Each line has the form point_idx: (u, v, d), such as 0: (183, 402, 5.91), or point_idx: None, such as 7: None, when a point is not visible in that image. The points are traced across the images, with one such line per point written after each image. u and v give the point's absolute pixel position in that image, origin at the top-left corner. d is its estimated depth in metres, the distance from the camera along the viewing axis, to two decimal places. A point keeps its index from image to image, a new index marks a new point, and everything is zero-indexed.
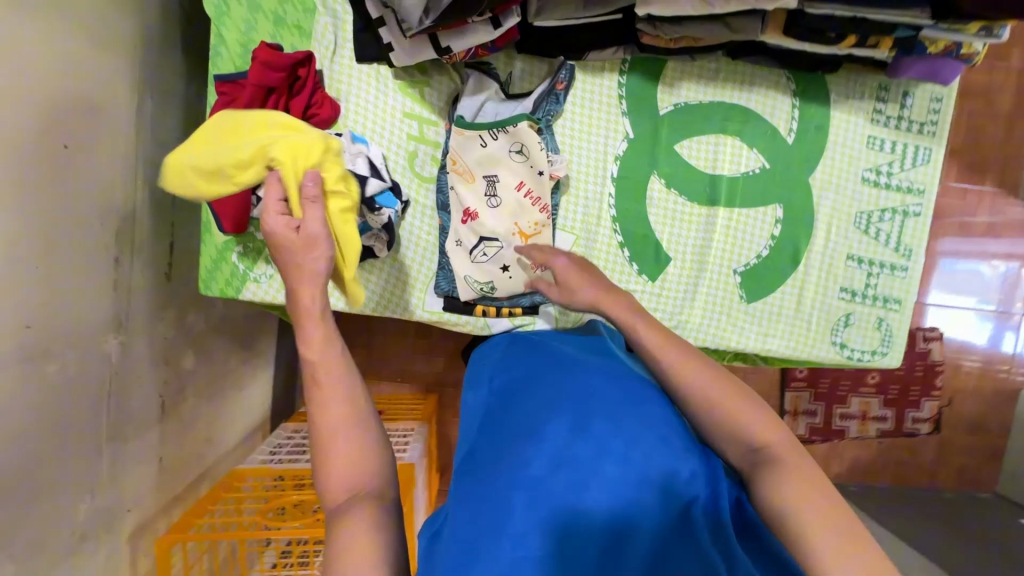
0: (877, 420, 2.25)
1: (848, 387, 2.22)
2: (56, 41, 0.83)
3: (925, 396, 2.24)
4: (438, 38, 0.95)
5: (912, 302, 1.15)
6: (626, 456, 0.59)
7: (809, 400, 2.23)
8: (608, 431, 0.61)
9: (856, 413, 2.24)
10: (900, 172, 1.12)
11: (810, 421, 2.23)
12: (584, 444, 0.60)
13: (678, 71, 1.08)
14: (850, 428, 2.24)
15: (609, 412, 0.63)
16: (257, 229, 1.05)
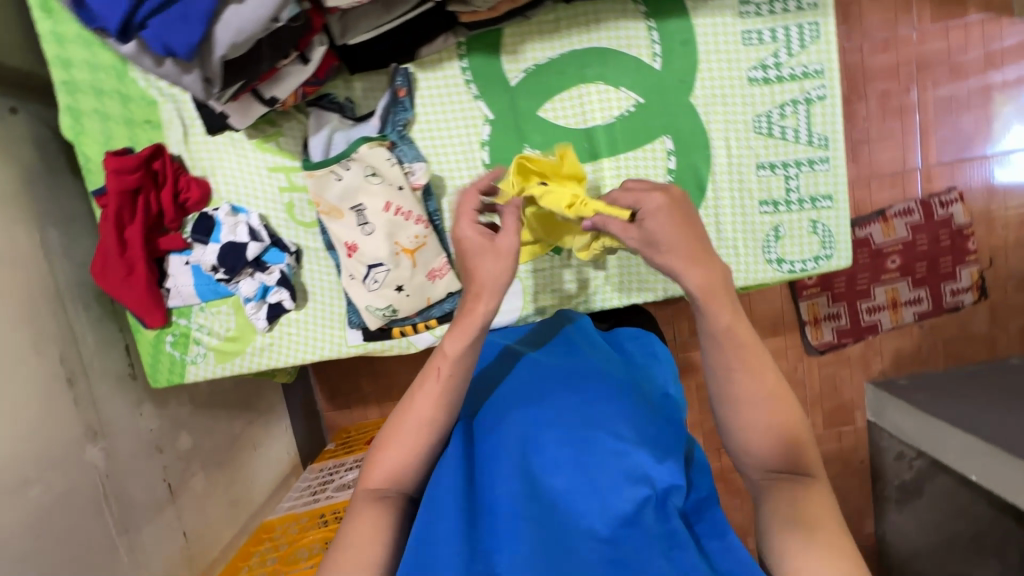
0: (911, 304, 2.07)
1: (871, 278, 2.04)
2: None
3: (959, 263, 2.02)
4: (260, 91, 0.95)
5: (845, 194, 1.04)
6: (594, 457, 0.63)
7: (828, 304, 2.08)
8: (586, 432, 0.65)
9: (885, 303, 2.07)
10: (789, 59, 1.00)
11: (836, 326, 2.09)
12: (555, 448, 0.64)
13: (517, 34, 1.03)
14: (882, 321, 2.08)
15: (593, 415, 0.68)
16: (179, 316, 1.12)
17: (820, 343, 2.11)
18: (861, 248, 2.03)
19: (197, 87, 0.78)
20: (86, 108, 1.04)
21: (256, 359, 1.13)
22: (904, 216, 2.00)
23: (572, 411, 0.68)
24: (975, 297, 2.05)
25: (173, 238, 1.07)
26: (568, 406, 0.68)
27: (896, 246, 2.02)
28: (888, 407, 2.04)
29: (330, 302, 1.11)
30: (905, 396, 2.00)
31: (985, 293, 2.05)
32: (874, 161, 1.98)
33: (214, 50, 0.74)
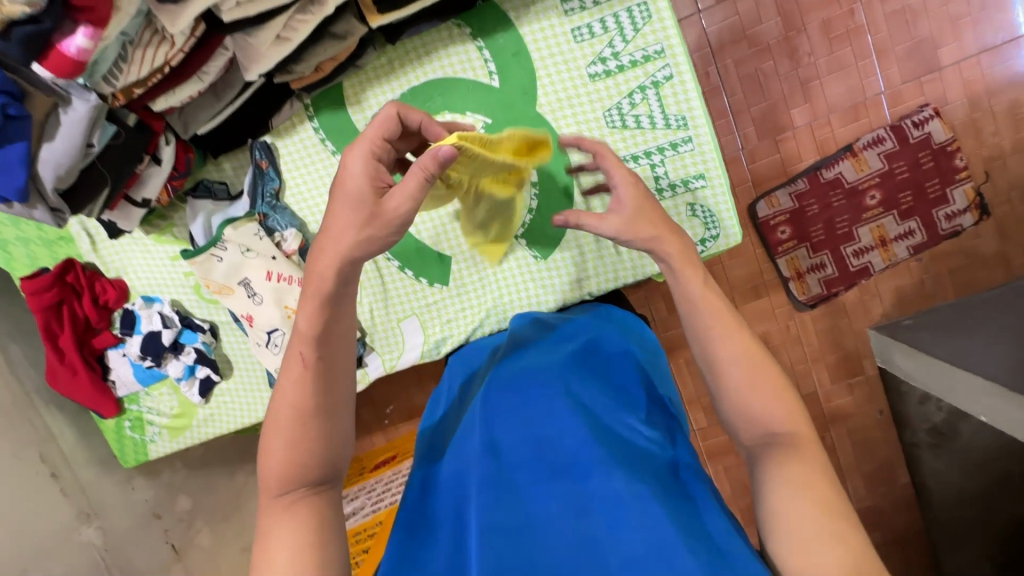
0: (902, 240, 1.57)
1: (848, 221, 1.58)
2: None
3: (948, 185, 1.52)
4: (131, 196, 1.02)
5: (718, 170, 0.98)
6: (552, 446, 0.69)
7: (809, 255, 1.62)
8: (546, 434, 0.70)
9: (871, 244, 1.58)
10: (625, 46, 0.96)
11: (823, 276, 1.62)
12: (515, 446, 0.69)
13: (357, 84, 1.04)
14: (873, 264, 1.59)
15: (556, 416, 0.72)
16: (132, 402, 1.24)
17: (807, 302, 1.64)
18: (830, 191, 1.58)
19: (48, 218, 0.86)
20: (9, 237, 1.15)
21: (203, 430, 1.23)
22: (874, 146, 1.54)
23: (528, 409, 0.74)
24: (974, 220, 1.53)
25: (106, 335, 1.18)
26: (524, 407, 0.74)
27: (871, 179, 1.55)
28: (893, 352, 1.47)
29: (252, 368, 1.18)
30: (911, 338, 1.43)
31: (988, 213, 1.53)
32: (828, 97, 1.54)
33: (45, 184, 0.82)
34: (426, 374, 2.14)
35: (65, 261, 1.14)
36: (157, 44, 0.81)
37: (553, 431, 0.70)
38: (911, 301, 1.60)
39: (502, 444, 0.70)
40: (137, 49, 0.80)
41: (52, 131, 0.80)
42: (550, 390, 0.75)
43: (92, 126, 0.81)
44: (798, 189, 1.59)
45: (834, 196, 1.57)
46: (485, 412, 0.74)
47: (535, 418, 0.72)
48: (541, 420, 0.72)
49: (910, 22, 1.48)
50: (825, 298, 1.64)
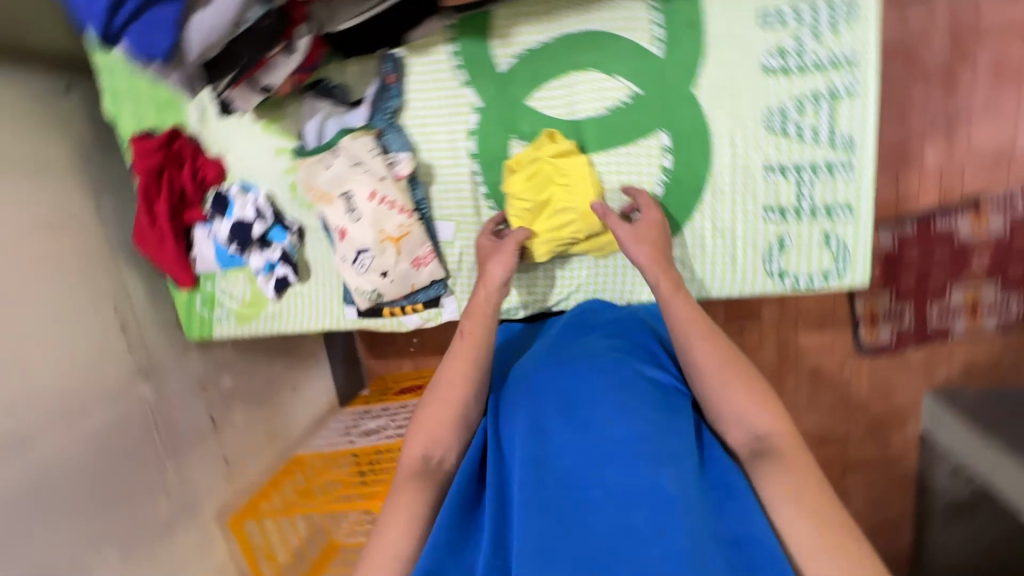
0: (993, 311, 1.42)
1: (944, 278, 1.41)
2: (20, 195, 1.11)
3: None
4: (255, 80, 0.99)
5: (867, 205, 0.91)
6: (606, 433, 0.71)
7: (893, 302, 1.46)
8: (583, 415, 0.74)
9: (960, 308, 1.43)
10: (815, 44, 0.86)
11: (897, 327, 1.48)
12: (564, 427, 0.73)
13: (509, 16, 0.97)
14: (956, 326, 1.45)
15: (584, 396, 0.77)
16: (207, 280, 1.26)
17: (874, 348, 1.51)
18: (937, 243, 1.39)
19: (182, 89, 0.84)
20: (122, 89, 1.11)
21: (267, 324, 1.25)
22: (1003, 207, 1.34)
23: (583, 401, 0.76)
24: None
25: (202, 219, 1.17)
26: (565, 384, 0.79)
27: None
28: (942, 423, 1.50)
29: (328, 280, 1.19)
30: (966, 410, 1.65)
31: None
32: (977, 140, 1.33)
33: (188, 56, 0.80)
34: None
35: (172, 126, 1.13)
36: None
37: (602, 415, 0.73)
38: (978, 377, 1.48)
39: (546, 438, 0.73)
40: None
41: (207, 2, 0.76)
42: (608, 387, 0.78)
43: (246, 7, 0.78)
44: (902, 233, 1.40)
45: (940, 249, 1.38)
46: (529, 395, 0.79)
47: (582, 403, 0.76)
48: (591, 409, 0.75)
49: None
50: (894, 349, 1.51)
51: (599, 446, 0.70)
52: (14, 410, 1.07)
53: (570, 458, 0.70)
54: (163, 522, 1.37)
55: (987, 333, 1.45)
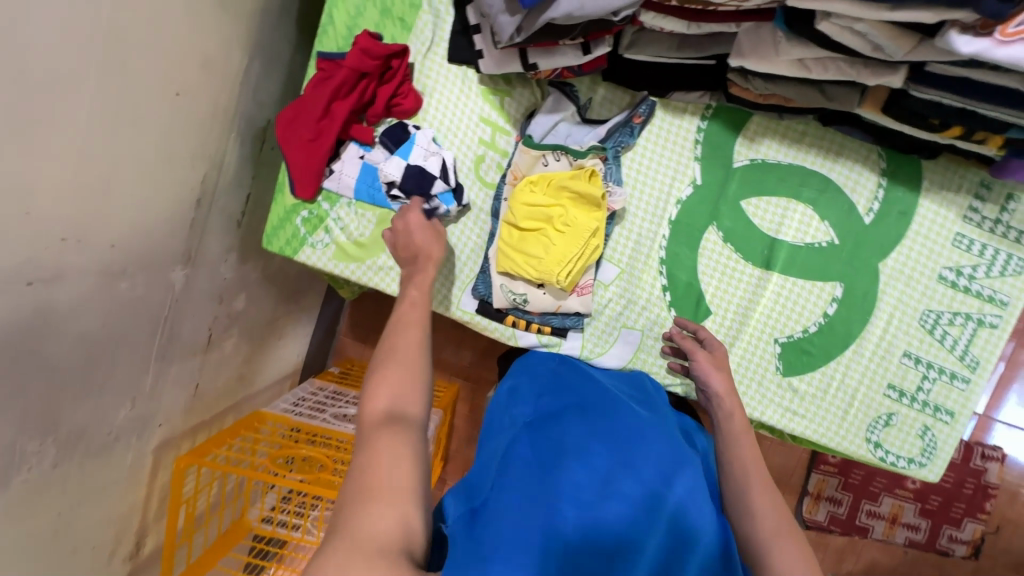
0: (906, 528, 2.08)
1: (881, 485, 2.08)
2: (197, 14, 0.95)
3: (969, 516, 2.04)
4: (527, 54, 0.97)
5: (966, 419, 1.06)
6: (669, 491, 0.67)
7: (836, 488, 2.09)
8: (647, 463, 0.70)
9: (884, 514, 2.08)
10: (984, 278, 1.03)
11: (832, 510, 2.09)
12: (635, 466, 0.69)
13: (762, 126, 1.05)
14: (874, 528, 2.08)
15: (654, 448, 0.72)
16: (325, 200, 1.12)
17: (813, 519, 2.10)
18: None
19: (509, 30, 0.81)
20: None
21: (366, 274, 1.13)
22: None
23: (634, 438, 0.73)
24: (966, 552, 2.05)
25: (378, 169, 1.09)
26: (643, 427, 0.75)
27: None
28: None
29: (461, 262, 1.12)
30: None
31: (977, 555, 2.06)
32: None
33: (547, 11, 0.78)
34: (462, 335, 2.05)
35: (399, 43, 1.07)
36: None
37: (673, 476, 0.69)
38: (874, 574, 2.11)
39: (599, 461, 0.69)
40: None
41: None
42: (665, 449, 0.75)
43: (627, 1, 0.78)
44: None
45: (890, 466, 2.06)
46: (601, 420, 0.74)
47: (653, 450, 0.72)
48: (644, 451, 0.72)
49: None
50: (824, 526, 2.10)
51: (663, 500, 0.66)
52: (67, 237, 0.84)
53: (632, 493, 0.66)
54: (114, 434, 1.10)
55: (894, 542, 2.09)
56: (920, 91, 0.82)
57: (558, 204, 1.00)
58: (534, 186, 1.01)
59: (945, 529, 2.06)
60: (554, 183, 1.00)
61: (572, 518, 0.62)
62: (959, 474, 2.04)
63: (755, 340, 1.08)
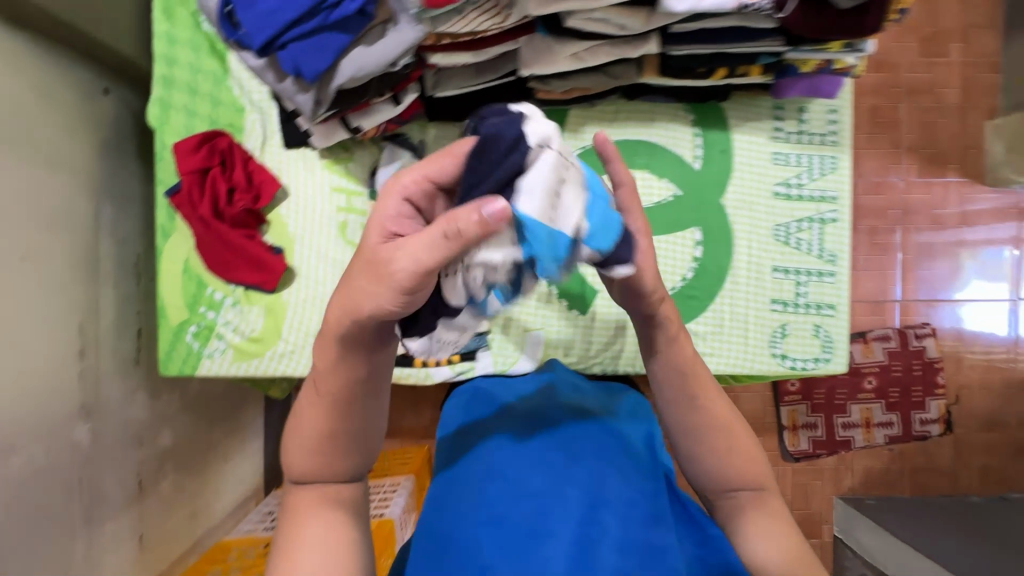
0: (881, 427, 2.17)
1: (845, 396, 2.16)
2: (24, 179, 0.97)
3: (929, 395, 2.15)
4: (347, 120, 1.04)
5: (846, 307, 1.15)
6: (588, 487, 0.69)
7: (807, 413, 2.17)
8: (567, 465, 0.72)
9: (857, 422, 2.16)
10: (809, 183, 1.15)
11: (812, 435, 2.17)
12: (557, 476, 0.70)
13: (580, 116, 1.16)
14: (854, 438, 2.17)
15: (575, 451, 0.75)
16: (210, 308, 1.14)
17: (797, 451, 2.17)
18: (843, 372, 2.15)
19: (309, 105, 0.87)
20: (177, 103, 1.13)
21: (271, 365, 1.15)
22: (882, 341, 2.15)
23: (564, 450, 0.75)
24: (940, 429, 2.16)
25: (277, 259, 1.11)
26: (568, 437, 0.78)
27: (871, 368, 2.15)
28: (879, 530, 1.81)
29: None
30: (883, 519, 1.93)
31: (949, 428, 2.17)
32: None
33: (334, 80, 0.84)
34: (415, 394, 2.04)
35: (223, 133, 1.11)
36: (489, 14, 0.88)
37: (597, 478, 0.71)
38: (874, 481, 2.19)
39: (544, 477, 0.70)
40: (473, 10, 0.87)
41: (371, 39, 0.83)
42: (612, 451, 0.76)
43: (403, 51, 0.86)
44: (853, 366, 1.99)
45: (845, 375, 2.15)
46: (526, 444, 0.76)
47: (573, 456, 0.74)
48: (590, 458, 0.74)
49: None
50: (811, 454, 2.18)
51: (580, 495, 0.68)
52: None
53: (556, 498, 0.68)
54: None
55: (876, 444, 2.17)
56: (677, 49, 0.94)
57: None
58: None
59: (914, 415, 2.15)
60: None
61: (516, 537, 0.64)
62: (905, 359, 2.16)
63: None
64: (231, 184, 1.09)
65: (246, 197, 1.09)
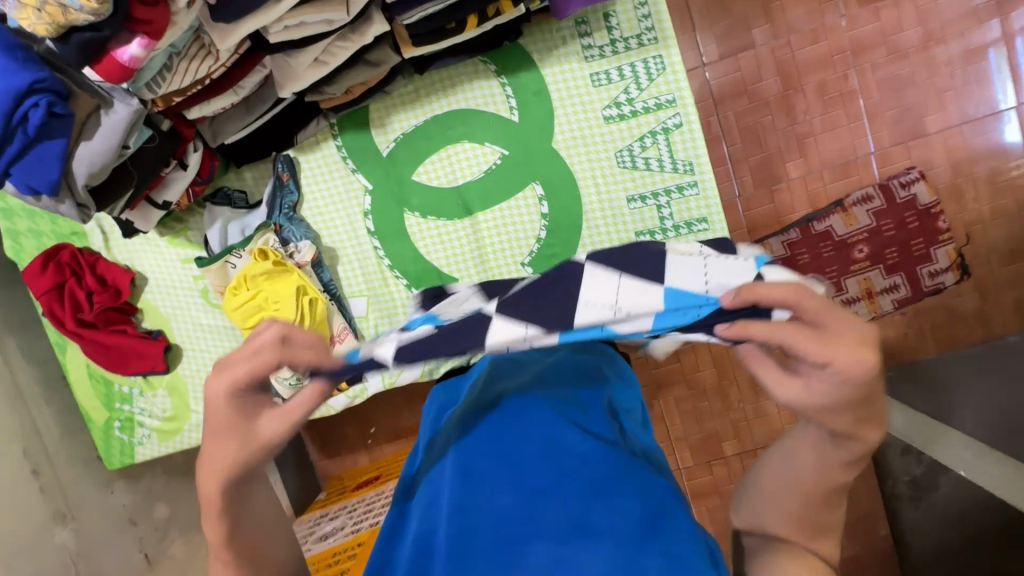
0: (887, 294, 1.45)
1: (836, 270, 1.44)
2: None
3: (933, 245, 1.40)
4: (153, 197, 1.04)
5: (720, 215, 1.04)
6: (537, 462, 0.51)
7: None
8: (513, 443, 0.53)
9: (855, 296, 1.45)
10: (641, 94, 1.03)
11: None
12: (505, 465, 0.52)
13: (382, 108, 1.09)
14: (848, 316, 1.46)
15: (514, 429, 0.55)
16: (125, 401, 1.23)
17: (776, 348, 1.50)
18: (820, 242, 1.44)
19: (73, 214, 0.88)
20: (22, 229, 1.16)
21: (193, 435, 1.22)
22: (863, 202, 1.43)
23: (508, 428, 0.55)
24: (956, 280, 1.44)
25: (155, 344, 1.17)
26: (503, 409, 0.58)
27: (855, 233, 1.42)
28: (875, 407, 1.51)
29: None
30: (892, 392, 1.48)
31: (966, 274, 1.45)
32: (822, 153, 1.45)
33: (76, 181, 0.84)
34: None
35: (63, 245, 1.14)
36: (202, 57, 0.85)
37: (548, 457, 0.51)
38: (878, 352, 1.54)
39: (479, 465, 0.52)
40: (182, 60, 0.83)
41: (91, 131, 0.83)
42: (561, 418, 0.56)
43: (130, 129, 0.84)
44: (788, 237, 1.47)
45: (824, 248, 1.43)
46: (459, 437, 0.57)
47: (513, 435, 0.54)
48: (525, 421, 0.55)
49: (898, 90, 1.41)
50: None
51: (533, 483, 0.49)
52: None
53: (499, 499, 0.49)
54: None
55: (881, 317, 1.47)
56: (406, 16, 0.86)
57: (260, 291, 1.05)
58: (237, 290, 1.07)
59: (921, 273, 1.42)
60: (247, 278, 1.06)
61: (471, 549, 0.46)
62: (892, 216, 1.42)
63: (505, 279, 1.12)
64: (88, 289, 1.14)
65: (105, 297, 1.13)
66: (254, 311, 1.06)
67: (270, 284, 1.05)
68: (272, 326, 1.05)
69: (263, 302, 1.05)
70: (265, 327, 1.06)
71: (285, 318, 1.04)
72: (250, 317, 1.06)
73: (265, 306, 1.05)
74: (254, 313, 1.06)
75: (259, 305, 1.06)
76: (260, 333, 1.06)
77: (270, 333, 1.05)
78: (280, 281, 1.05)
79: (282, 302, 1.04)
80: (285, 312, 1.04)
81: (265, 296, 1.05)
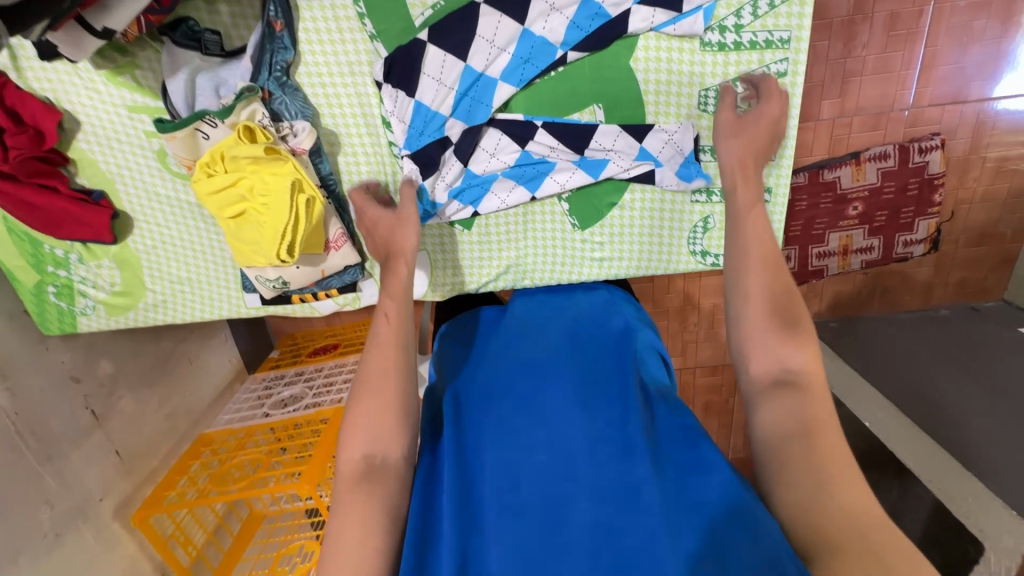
0: (860, 253, 1.54)
1: (824, 224, 1.51)
2: None
3: (920, 215, 1.49)
4: (88, 21, 0.74)
5: (785, 188, 0.94)
6: (560, 432, 0.66)
7: None
8: (534, 400, 0.70)
9: (834, 250, 1.54)
10: (753, 21, 0.83)
11: None
12: (530, 428, 0.67)
13: None
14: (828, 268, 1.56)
15: (532, 394, 0.71)
16: (60, 266, 1.03)
17: None
18: (821, 192, 1.47)
19: None
20: None
21: (150, 314, 1.08)
22: (877, 160, 1.43)
23: (530, 389, 0.71)
24: (925, 251, 1.54)
25: (100, 213, 0.95)
26: (521, 376, 0.73)
27: (857, 190, 1.46)
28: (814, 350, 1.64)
29: (221, 263, 1.03)
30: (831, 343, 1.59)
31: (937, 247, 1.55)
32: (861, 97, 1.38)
33: None
34: None
35: None
36: None
37: (564, 427, 0.66)
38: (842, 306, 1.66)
39: (508, 424, 0.68)
40: None
41: None
42: (575, 398, 0.69)
43: None
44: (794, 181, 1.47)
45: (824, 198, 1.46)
46: (484, 391, 0.73)
47: (536, 404, 0.69)
48: (549, 408, 0.69)
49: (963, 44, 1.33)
50: None
51: (550, 441, 0.65)
52: None
53: (523, 450, 0.65)
54: (49, 532, 1.20)
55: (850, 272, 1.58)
56: None
57: (242, 178, 0.84)
58: (211, 168, 0.86)
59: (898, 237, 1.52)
60: (226, 157, 0.84)
61: (522, 497, 0.62)
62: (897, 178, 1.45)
63: (532, 213, 0.98)
64: None
65: (23, 141, 0.86)
66: (239, 203, 0.87)
67: (256, 175, 0.84)
68: (263, 227, 0.87)
69: (250, 196, 0.86)
70: (250, 226, 0.88)
71: (279, 222, 0.86)
72: (231, 208, 0.87)
73: (253, 201, 0.86)
74: (240, 207, 0.87)
75: (244, 196, 0.86)
76: (245, 232, 0.89)
77: (257, 238, 0.88)
78: (274, 174, 0.85)
79: (273, 200, 0.85)
80: (278, 214, 0.85)
81: (251, 189, 0.85)
